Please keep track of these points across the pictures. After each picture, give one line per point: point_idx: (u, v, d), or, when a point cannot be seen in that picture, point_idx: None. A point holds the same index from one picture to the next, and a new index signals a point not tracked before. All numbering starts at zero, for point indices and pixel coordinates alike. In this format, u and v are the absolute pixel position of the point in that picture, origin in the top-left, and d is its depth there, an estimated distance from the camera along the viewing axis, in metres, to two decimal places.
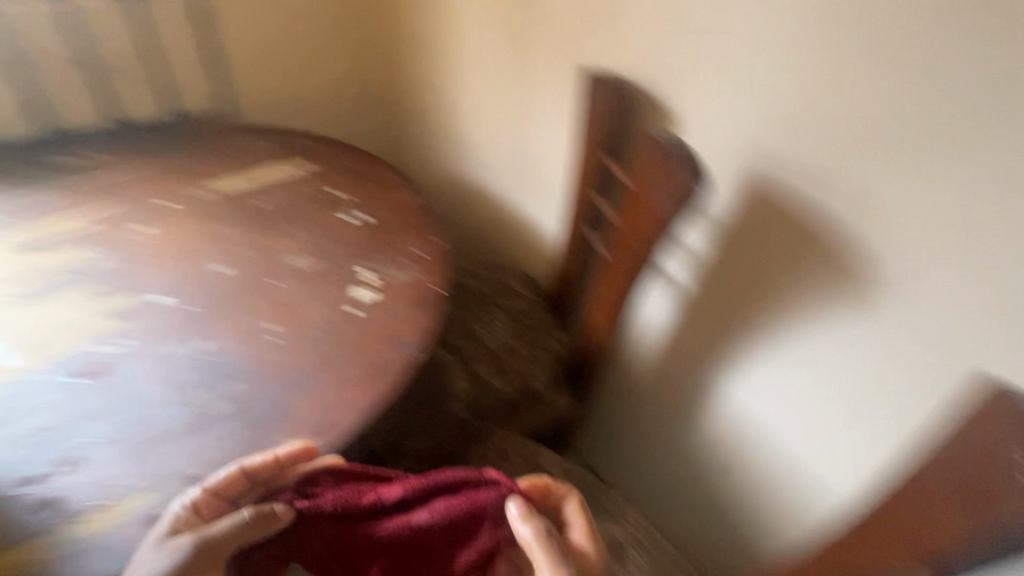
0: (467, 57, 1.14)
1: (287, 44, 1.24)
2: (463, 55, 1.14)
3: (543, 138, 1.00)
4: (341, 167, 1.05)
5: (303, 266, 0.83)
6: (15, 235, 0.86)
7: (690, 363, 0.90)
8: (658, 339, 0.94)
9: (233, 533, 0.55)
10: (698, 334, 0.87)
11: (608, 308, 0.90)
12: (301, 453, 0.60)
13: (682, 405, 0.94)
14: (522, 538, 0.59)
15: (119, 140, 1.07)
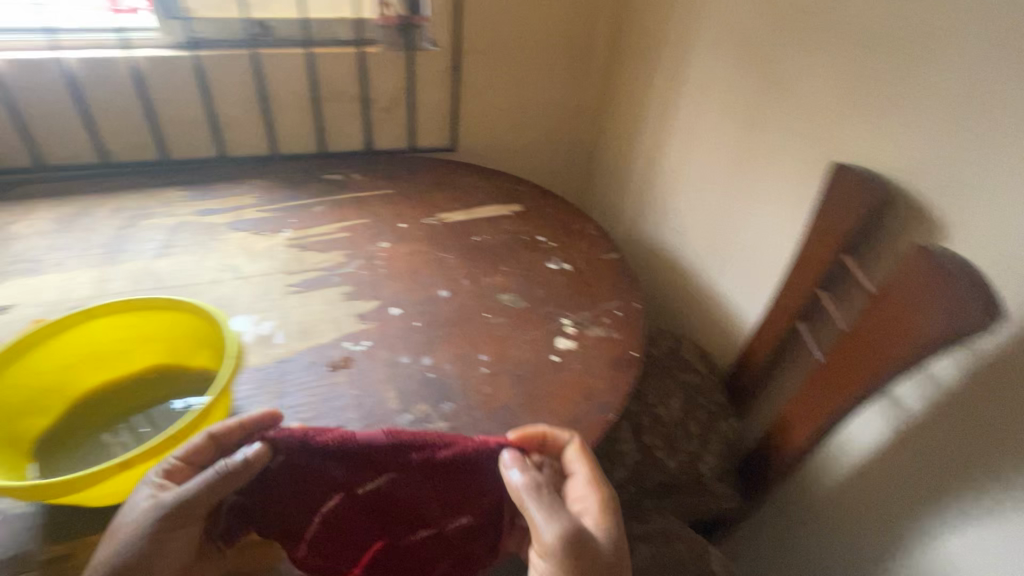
0: (689, 125, 1.13)
1: (518, 97, 1.38)
2: (686, 122, 1.14)
3: (765, 219, 0.95)
4: (551, 217, 1.15)
5: (512, 305, 0.90)
6: (287, 230, 1.02)
7: (905, 506, 0.77)
8: (864, 465, 0.82)
9: (208, 489, 0.53)
10: (924, 477, 0.74)
11: (808, 414, 0.82)
12: (267, 417, 0.58)
13: (882, 548, 0.81)
14: (514, 485, 0.57)
15: (372, 165, 1.26)
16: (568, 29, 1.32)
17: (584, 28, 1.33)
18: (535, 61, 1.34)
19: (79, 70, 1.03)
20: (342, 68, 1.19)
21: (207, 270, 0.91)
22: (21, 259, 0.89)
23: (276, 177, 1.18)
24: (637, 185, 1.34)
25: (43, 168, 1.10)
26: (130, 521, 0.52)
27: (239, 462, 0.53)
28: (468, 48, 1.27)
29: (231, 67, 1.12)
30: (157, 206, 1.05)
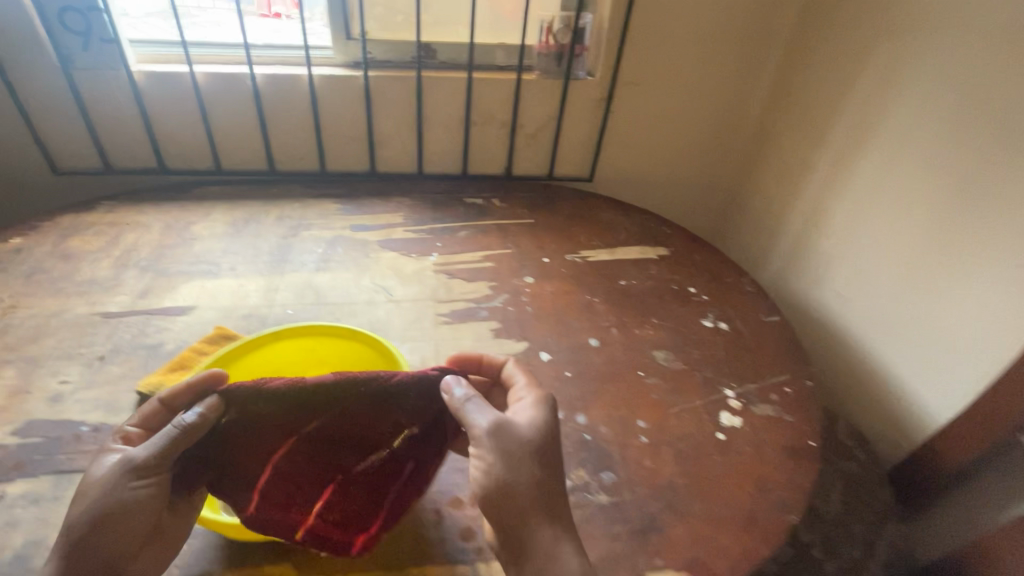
0: (872, 179, 0.99)
1: (666, 129, 1.30)
2: (868, 175, 1.00)
3: (973, 302, 0.80)
4: (700, 265, 1.06)
5: (668, 365, 0.83)
6: (434, 254, 1.02)
7: None
8: None
9: (156, 450, 0.53)
10: None
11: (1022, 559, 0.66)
12: (211, 378, 0.58)
13: None
14: (458, 402, 0.58)
15: (512, 190, 1.25)
16: (732, 62, 1.23)
17: (750, 62, 1.23)
18: (691, 94, 1.26)
19: (265, 85, 1.10)
20: (498, 94, 1.19)
21: (361, 290, 0.92)
22: (201, 261, 0.95)
23: (421, 196, 1.18)
24: (790, 235, 1.21)
25: (220, 171, 1.19)
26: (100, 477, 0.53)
27: (194, 419, 0.53)
28: (624, 79, 1.22)
29: (395, 88, 1.15)
30: (315, 218, 1.09)
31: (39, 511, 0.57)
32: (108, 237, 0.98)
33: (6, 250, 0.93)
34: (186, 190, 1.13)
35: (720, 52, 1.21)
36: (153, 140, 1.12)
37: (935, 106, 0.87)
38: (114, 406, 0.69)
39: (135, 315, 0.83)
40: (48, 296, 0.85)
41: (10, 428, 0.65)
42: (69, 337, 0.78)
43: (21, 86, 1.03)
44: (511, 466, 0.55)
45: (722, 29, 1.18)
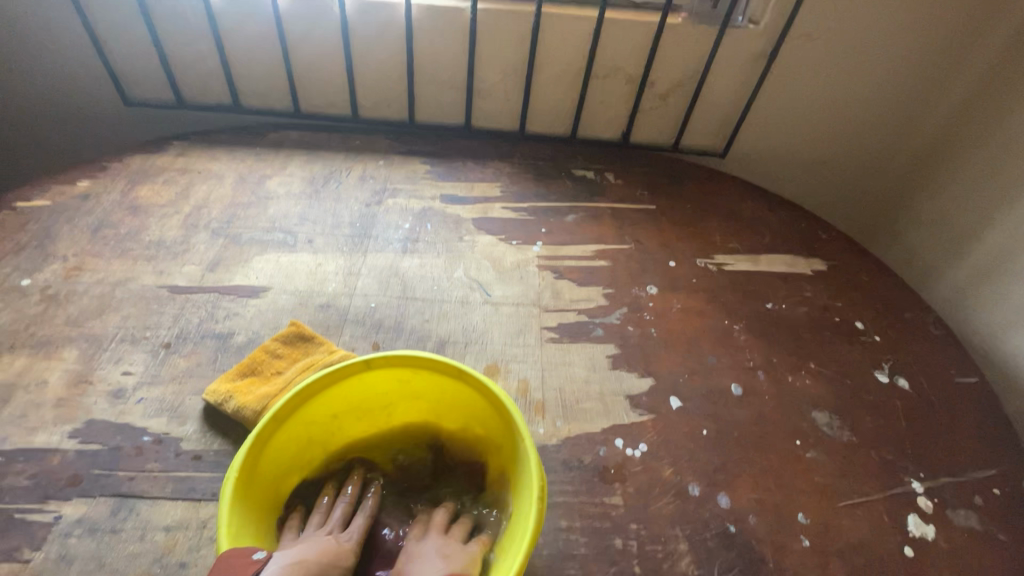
0: None
1: (830, 97, 0.99)
2: None
3: None
4: (868, 289, 0.83)
5: (832, 436, 0.65)
6: (538, 243, 0.85)
7: None
8: None
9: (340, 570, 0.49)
10: None
11: None
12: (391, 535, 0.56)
13: None
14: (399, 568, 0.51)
15: (630, 162, 1.03)
16: (944, 15, 0.89)
17: (971, 16, 0.89)
18: (871, 57, 0.94)
19: (353, 13, 0.91)
20: (631, 41, 0.94)
21: (453, 285, 0.78)
22: (276, 228, 0.83)
23: (523, 163, 1.00)
24: (973, 260, 0.93)
25: (299, 114, 1.04)
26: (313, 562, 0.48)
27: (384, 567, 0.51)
28: (795, 31, 0.92)
29: (505, 27, 0.93)
30: (402, 181, 0.94)
31: (96, 544, 0.50)
32: (178, 188, 0.87)
33: (74, 195, 0.84)
34: (262, 134, 0.99)
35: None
36: (228, 73, 0.97)
37: None
38: (179, 414, 0.60)
39: (205, 293, 0.73)
40: (114, 259, 0.76)
41: (70, 429, 0.58)
42: (133, 315, 0.69)
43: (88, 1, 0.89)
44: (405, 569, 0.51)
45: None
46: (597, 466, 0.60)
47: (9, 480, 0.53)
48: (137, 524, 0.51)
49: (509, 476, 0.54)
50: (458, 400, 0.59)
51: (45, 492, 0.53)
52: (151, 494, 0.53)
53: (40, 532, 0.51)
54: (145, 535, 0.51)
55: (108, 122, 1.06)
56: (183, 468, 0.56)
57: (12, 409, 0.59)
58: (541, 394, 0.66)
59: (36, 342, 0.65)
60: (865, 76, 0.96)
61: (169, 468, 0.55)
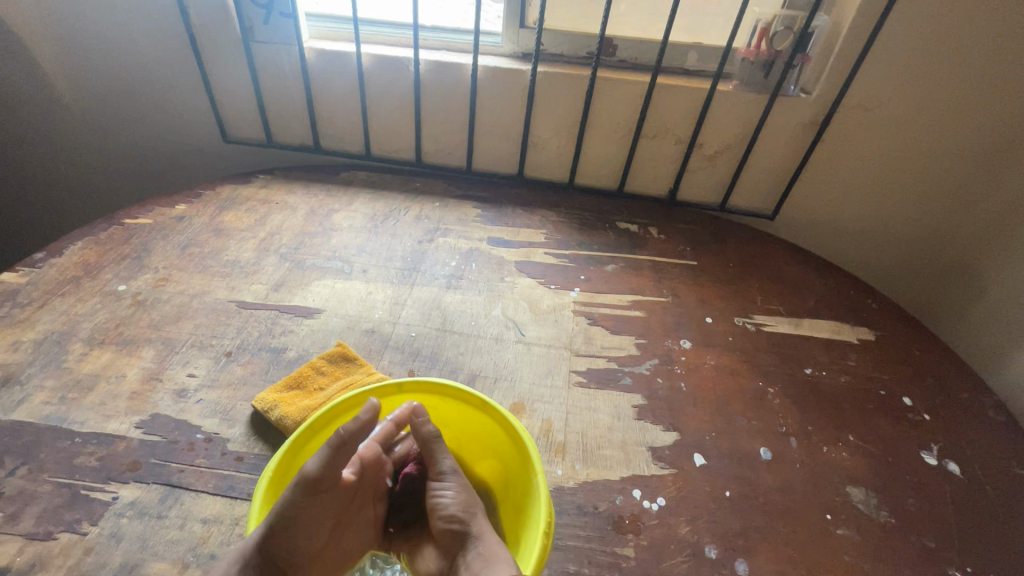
0: None
1: (874, 173, 0.99)
2: None
3: None
4: (919, 364, 0.79)
5: (867, 514, 0.62)
6: (576, 289, 0.88)
7: None
8: None
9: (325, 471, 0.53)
10: None
11: None
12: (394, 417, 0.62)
13: None
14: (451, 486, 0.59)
15: (676, 219, 1.05)
16: (1010, 87, 0.86)
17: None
18: (914, 136, 0.94)
19: (426, 72, 1.01)
20: (682, 104, 0.98)
21: (490, 322, 0.82)
22: (336, 256, 0.91)
23: (569, 213, 1.04)
24: None
25: (370, 156, 1.15)
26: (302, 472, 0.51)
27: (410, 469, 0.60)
28: (846, 101, 0.93)
29: (562, 87, 1.00)
30: (454, 222, 1.00)
31: (143, 527, 0.55)
32: (257, 216, 0.98)
33: (171, 217, 0.96)
34: (335, 173, 1.10)
35: (992, 71, 0.85)
36: (313, 118, 1.10)
37: None
38: (230, 417, 0.66)
39: (266, 311, 0.80)
40: (196, 273, 0.85)
41: (138, 420, 0.65)
42: (204, 324, 0.77)
43: (207, 57, 1.05)
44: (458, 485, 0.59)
45: (1003, 37, 0.82)
46: (611, 514, 0.59)
47: (81, 458, 0.60)
48: (179, 513, 0.57)
49: (517, 514, 0.56)
50: (482, 433, 0.62)
51: (108, 474, 0.59)
52: (195, 487, 0.59)
53: (99, 508, 0.56)
54: (185, 524, 0.56)
55: (209, 155, 1.21)
56: (226, 466, 0.61)
57: (94, 396, 0.67)
58: (563, 437, 0.67)
59: (122, 340, 0.74)
60: (910, 154, 0.96)
61: (214, 465, 0.61)
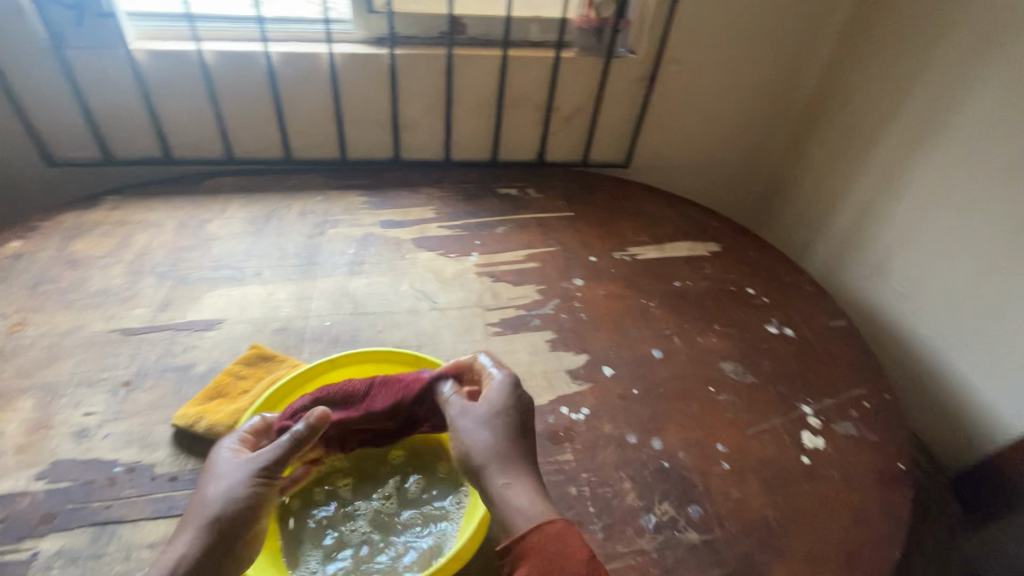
0: (954, 157, 0.87)
1: (705, 111, 1.18)
2: (953, 152, 0.87)
3: None
4: (754, 261, 0.99)
5: (738, 379, 0.77)
6: (474, 254, 0.95)
7: None
8: None
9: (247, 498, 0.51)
10: None
11: None
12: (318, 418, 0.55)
13: None
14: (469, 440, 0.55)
15: (548, 177, 1.16)
16: (790, 29, 1.09)
17: (811, 32, 1.10)
18: (731, 76, 1.14)
19: (278, 64, 0.99)
20: (534, 74, 1.08)
21: (400, 297, 0.85)
22: (222, 265, 0.87)
23: (452, 186, 1.10)
24: (835, 232, 1.12)
25: (232, 160, 1.08)
26: (225, 497, 0.51)
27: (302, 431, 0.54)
28: (668, 55, 1.09)
29: (421, 67, 1.04)
30: (341, 212, 1.00)
31: (79, 571, 0.52)
32: (117, 239, 0.89)
33: (5, 256, 0.84)
34: (196, 183, 1.03)
35: (777, 17, 1.07)
36: (157, 126, 1.01)
37: None
38: (149, 442, 0.62)
39: (159, 333, 0.75)
40: (59, 310, 0.77)
41: (35, 472, 0.58)
42: (87, 359, 0.70)
43: (7, 68, 0.91)
44: (470, 433, 0.55)
45: None
46: (547, 431, 0.68)
47: None
48: (120, 546, 0.53)
49: None
50: None
51: (17, 533, 0.54)
52: (131, 517, 0.56)
53: (19, 569, 0.51)
54: (130, 555, 0.53)
55: (30, 184, 1.05)
56: (160, 489, 0.58)
57: None
58: None
59: None
60: (730, 91, 1.16)
61: (146, 491, 0.58)
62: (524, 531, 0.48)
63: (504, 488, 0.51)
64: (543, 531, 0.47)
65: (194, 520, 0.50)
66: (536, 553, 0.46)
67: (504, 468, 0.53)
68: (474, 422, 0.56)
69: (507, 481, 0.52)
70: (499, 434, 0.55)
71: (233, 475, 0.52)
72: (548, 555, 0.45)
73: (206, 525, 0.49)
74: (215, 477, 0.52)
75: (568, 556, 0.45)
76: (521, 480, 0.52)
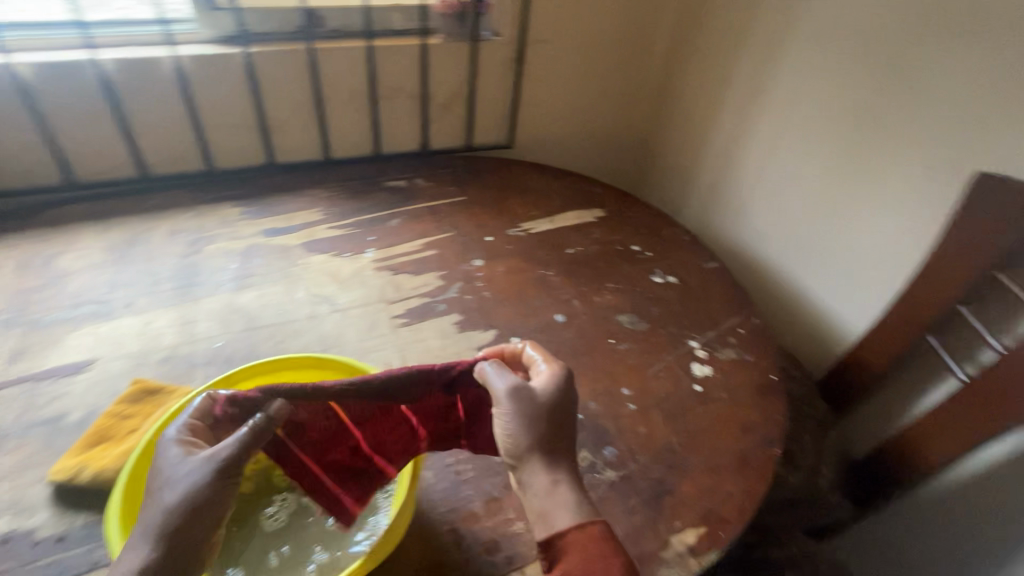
0: (784, 106, 1.01)
1: (573, 85, 1.25)
2: (782, 102, 1.01)
3: (864, 224, 0.90)
4: (636, 220, 1.07)
5: (633, 328, 0.85)
6: (369, 250, 0.93)
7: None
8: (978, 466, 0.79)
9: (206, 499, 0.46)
10: None
11: (956, 444, 0.75)
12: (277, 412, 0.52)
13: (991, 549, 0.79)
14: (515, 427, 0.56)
15: (434, 165, 1.16)
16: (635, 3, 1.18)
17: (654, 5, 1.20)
18: (591, 50, 1.21)
19: (112, 72, 0.89)
20: (404, 64, 1.08)
21: (297, 304, 0.82)
22: (83, 301, 0.78)
23: (336, 186, 1.07)
24: (702, 185, 1.24)
25: (75, 185, 0.96)
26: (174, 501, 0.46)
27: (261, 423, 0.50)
28: (531, 36, 1.15)
29: (282, 65, 0.99)
30: (217, 226, 0.94)
31: None
32: None
33: None
34: (34, 215, 0.91)
35: None
36: None
37: (843, 25, 0.88)
38: (24, 506, 0.55)
39: (14, 386, 0.66)
40: None
41: None
42: None
43: None
44: (510, 419, 0.56)
45: None
46: None
47: None
48: None
49: None
50: None
51: None
52: None
53: None
54: None
55: None
56: (47, 554, 0.52)
57: None
58: None
59: None
60: (593, 64, 1.24)
61: (29, 560, 0.52)
62: (566, 527, 0.51)
63: (551, 481, 0.54)
64: (586, 530, 0.51)
65: (144, 528, 0.45)
66: (575, 549, 0.50)
67: (534, 458, 0.55)
68: (519, 410, 0.57)
69: (553, 475, 0.54)
70: (543, 425, 0.56)
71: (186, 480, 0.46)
72: (589, 555, 0.49)
73: (156, 535, 0.45)
74: (166, 482, 0.46)
75: (607, 556, 0.49)
76: (566, 474, 0.55)
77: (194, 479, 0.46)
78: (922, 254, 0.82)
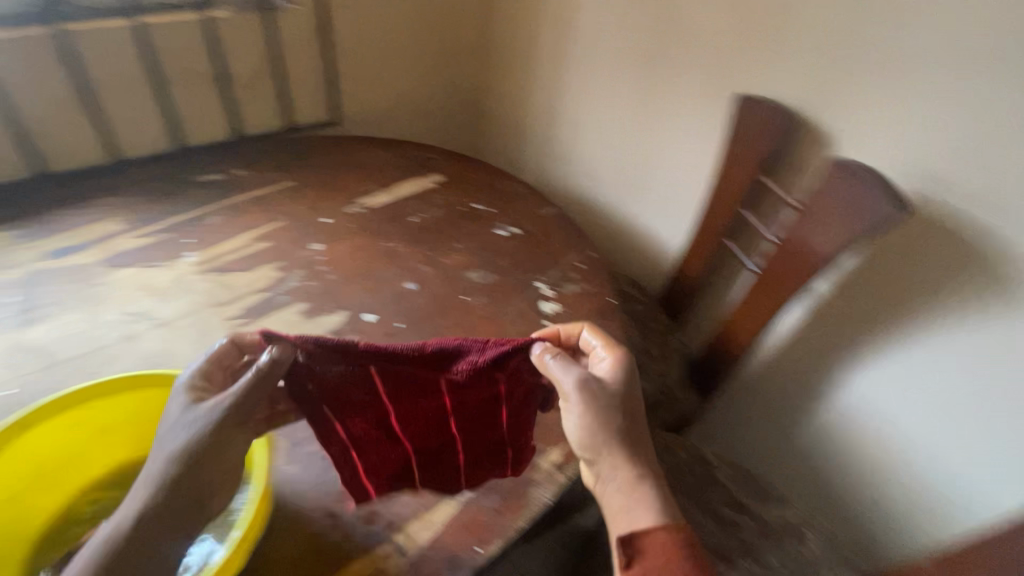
0: (585, 57, 1.10)
1: (388, 54, 1.24)
2: (583, 52, 1.10)
3: (666, 154, 1.02)
4: (475, 181, 1.10)
5: (484, 281, 0.88)
6: (187, 254, 0.84)
7: (814, 360, 0.92)
8: (781, 335, 0.96)
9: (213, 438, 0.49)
10: (829, 328, 0.89)
11: (757, 322, 0.90)
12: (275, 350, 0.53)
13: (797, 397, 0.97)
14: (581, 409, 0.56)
15: (253, 152, 1.07)
16: None
17: None
18: (397, 16, 1.20)
19: None
20: (189, 42, 0.96)
21: (106, 328, 0.72)
22: None
23: (134, 190, 0.94)
24: (532, 139, 1.30)
25: None
26: (176, 443, 0.48)
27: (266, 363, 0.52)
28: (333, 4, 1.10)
29: (24, 55, 0.83)
30: None
31: None
32: None
33: None
34: None
35: None
36: None
37: None
38: None
39: None
40: None
41: None
42: None
43: None
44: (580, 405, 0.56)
45: None
46: None
47: None
48: None
49: None
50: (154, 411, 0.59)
51: None
52: None
53: None
54: None
55: None
56: None
57: None
58: None
59: None
60: (403, 31, 1.23)
61: None
62: (649, 526, 0.51)
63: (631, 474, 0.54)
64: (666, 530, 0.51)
65: (146, 472, 0.47)
66: (655, 548, 0.50)
67: (615, 447, 0.55)
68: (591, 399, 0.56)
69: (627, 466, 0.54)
70: (614, 414, 0.56)
71: (194, 427, 0.49)
72: (670, 554, 0.49)
73: (155, 481, 0.46)
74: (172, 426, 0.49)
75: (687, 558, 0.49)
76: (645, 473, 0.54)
77: (203, 418, 0.50)
78: (707, 172, 0.96)
